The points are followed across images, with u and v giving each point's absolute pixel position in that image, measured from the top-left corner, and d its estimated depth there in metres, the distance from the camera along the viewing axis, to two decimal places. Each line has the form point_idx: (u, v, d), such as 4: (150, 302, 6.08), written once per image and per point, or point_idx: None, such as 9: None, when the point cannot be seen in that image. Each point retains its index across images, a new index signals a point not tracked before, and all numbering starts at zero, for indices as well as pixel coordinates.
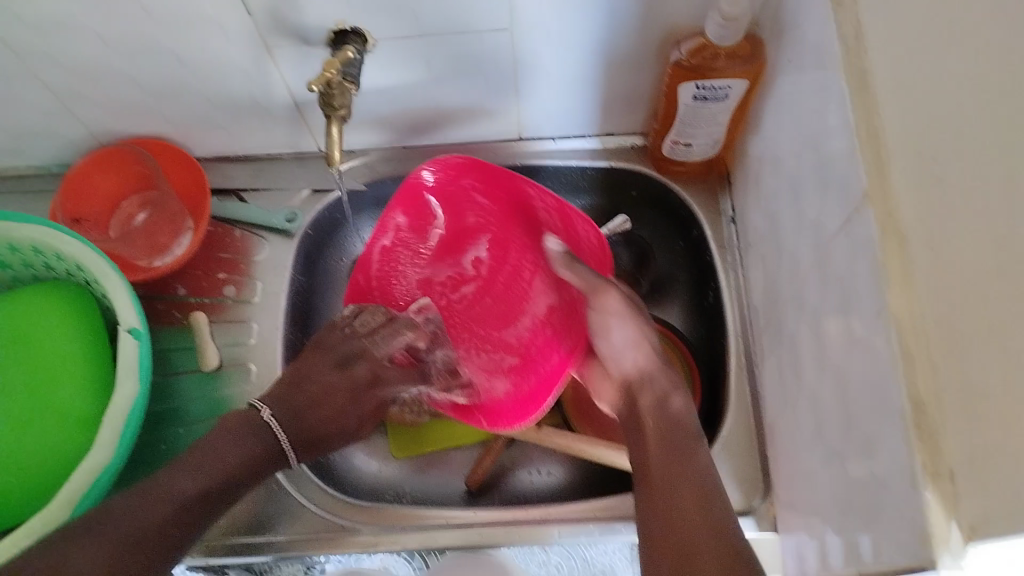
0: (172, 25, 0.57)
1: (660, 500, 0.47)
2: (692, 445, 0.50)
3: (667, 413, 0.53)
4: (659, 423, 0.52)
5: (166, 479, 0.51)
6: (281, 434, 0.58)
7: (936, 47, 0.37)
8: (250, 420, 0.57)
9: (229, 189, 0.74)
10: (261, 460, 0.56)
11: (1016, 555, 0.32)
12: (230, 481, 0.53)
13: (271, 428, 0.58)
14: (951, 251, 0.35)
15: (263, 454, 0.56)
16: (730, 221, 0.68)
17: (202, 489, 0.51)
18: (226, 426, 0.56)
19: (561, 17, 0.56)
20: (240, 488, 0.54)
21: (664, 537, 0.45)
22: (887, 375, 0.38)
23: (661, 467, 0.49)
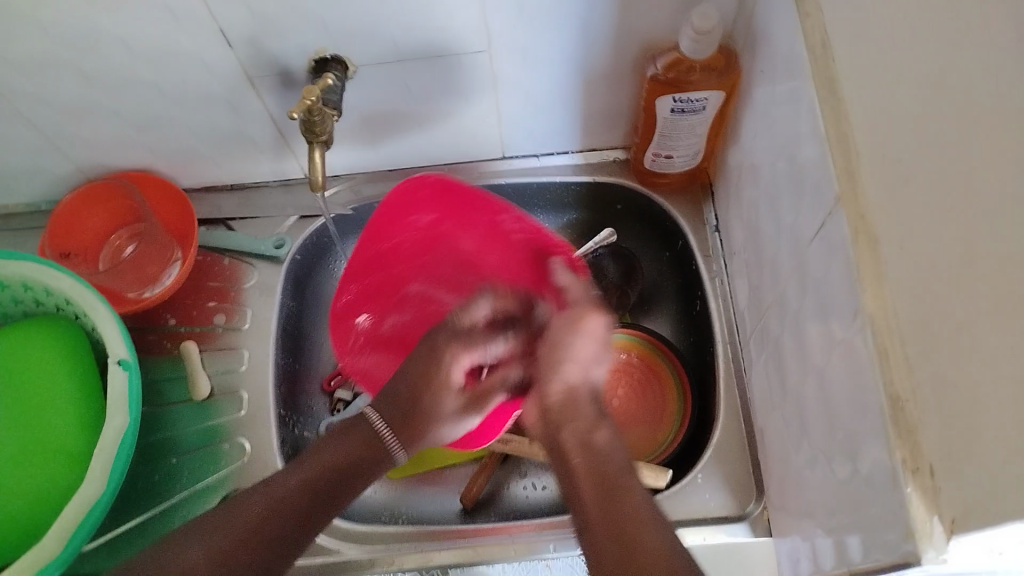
0: (151, 58, 0.58)
1: (600, 516, 0.47)
2: (625, 483, 0.49)
3: (593, 449, 0.52)
4: (588, 462, 0.51)
5: (249, 495, 0.48)
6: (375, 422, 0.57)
7: (888, 53, 0.39)
8: (346, 428, 0.56)
9: (216, 218, 0.75)
10: (363, 455, 0.54)
11: (999, 544, 0.32)
12: (328, 493, 0.50)
13: (369, 425, 0.56)
14: (918, 247, 0.35)
15: (363, 447, 0.55)
16: (714, 230, 0.69)
17: (301, 487, 0.49)
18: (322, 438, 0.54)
19: (536, 36, 0.58)
20: (339, 493, 0.51)
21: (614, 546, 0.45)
22: (865, 375, 0.39)
23: (598, 506, 0.48)
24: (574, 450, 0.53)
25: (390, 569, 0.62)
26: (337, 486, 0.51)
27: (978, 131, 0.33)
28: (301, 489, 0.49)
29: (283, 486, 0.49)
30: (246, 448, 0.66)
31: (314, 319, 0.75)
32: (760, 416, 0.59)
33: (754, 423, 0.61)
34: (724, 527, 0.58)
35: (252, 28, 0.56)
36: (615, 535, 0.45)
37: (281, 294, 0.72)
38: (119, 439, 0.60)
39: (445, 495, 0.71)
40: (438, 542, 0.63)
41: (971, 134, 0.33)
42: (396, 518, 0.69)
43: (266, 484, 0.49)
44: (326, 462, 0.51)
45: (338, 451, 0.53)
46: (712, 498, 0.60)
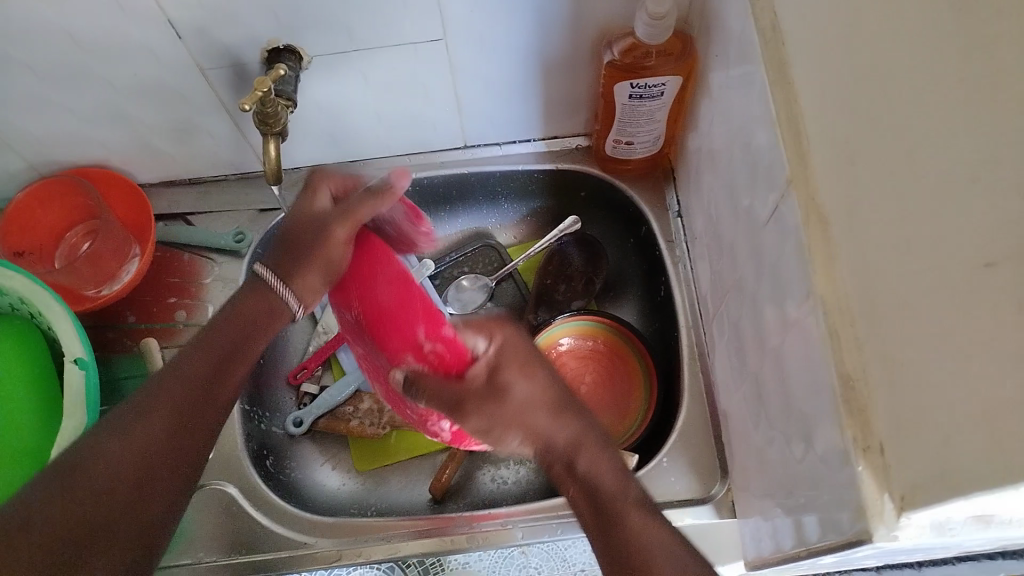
0: (98, 51, 0.57)
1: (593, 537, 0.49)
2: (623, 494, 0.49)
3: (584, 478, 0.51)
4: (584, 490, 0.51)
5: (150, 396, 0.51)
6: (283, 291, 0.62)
7: (828, 36, 0.39)
8: (259, 293, 0.62)
9: (175, 213, 0.74)
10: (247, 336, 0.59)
11: (948, 519, 0.32)
12: (228, 353, 0.57)
13: (275, 291, 0.62)
14: (867, 228, 0.36)
15: (264, 316, 0.61)
16: (675, 215, 0.70)
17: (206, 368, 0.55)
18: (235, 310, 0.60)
19: (492, 25, 0.58)
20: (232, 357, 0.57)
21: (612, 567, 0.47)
22: (818, 357, 0.39)
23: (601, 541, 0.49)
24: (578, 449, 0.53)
25: (357, 561, 0.61)
26: (222, 365, 0.56)
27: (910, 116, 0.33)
28: (198, 375, 0.54)
29: (184, 367, 0.54)
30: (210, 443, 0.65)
31: None
32: (723, 398, 0.60)
33: (718, 406, 0.61)
34: (690, 509, 0.59)
35: (202, 20, 0.55)
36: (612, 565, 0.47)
37: None
38: (77, 440, 0.59)
39: (413, 485, 0.71)
40: (405, 533, 0.62)
41: (903, 118, 0.34)
42: (365, 509, 0.69)
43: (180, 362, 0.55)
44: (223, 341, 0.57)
45: (228, 323, 0.58)
46: (678, 482, 0.61)
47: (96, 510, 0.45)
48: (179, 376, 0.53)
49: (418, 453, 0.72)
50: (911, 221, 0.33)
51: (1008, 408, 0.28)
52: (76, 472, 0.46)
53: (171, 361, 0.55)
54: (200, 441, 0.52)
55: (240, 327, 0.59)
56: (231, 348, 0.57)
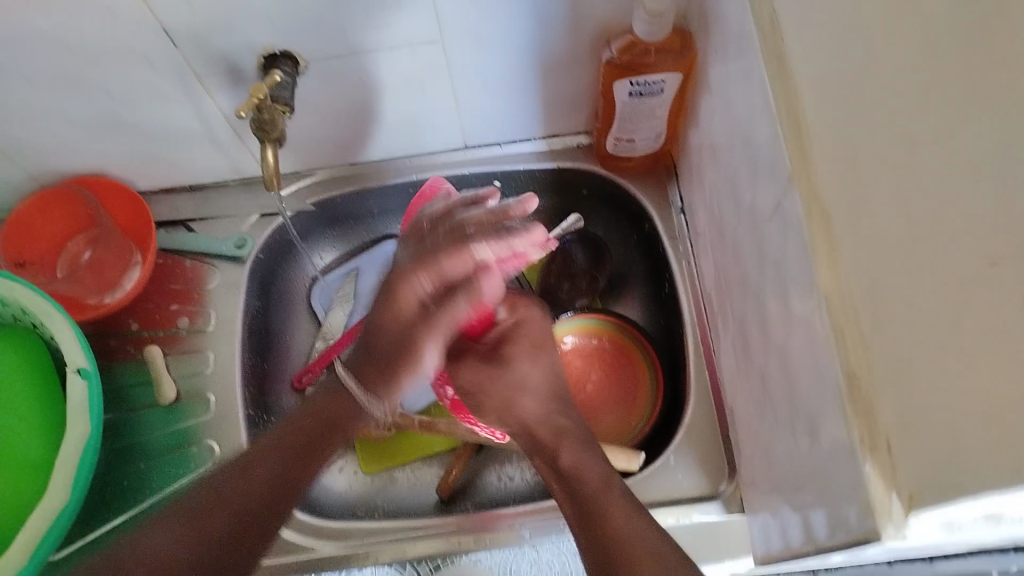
0: (94, 61, 0.57)
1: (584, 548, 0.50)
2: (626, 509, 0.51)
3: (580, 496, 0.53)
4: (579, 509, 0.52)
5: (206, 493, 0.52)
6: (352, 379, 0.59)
7: (828, 30, 0.39)
8: (334, 396, 0.59)
9: (175, 219, 0.74)
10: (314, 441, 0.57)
11: (956, 518, 0.32)
12: (299, 460, 0.55)
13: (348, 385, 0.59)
14: (871, 224, 0.35)
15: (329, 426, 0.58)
16: (678, 211, 0.69)
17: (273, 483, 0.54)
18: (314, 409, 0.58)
19: (489, 25, 0.57)
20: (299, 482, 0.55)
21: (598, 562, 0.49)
22: (823, 354, 0.39)
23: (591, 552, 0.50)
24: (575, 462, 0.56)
25: (365, 564, 0.61)
26: (286, 472, 0.54)
27: (914, 112, 0.33)
28: (275, 453, 0.55)
29: (260, 447, 0.55)
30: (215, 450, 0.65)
31: (280, 316, 0.74)
32: (728, 395, 0.59)
33: (724, 402, 0.61)
34: (698, 506, 0.58)
35: (198, 27, 0.55)
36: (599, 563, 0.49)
37: (246, 292, 0.71)
38: (81, 449, 0.59)
39: (421, 486, 0.70)
40: (413, 536, 0.62)
41: (907, 114, 0.33)
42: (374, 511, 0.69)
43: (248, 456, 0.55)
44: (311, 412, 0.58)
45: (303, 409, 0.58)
46: (685, 479, 0.61)
47: (201, 531, 0.50)
48: (257, 450, 0.55)
49: (425, 453, 0.71)
50: (917, 218, 0.33)
51: (1016, 407, 0.27)
52: (159, 520, 0.50)
53: (240, 455, 0.55)
54: (281, 498, 0.53)
55: (309, 412, 0.58)
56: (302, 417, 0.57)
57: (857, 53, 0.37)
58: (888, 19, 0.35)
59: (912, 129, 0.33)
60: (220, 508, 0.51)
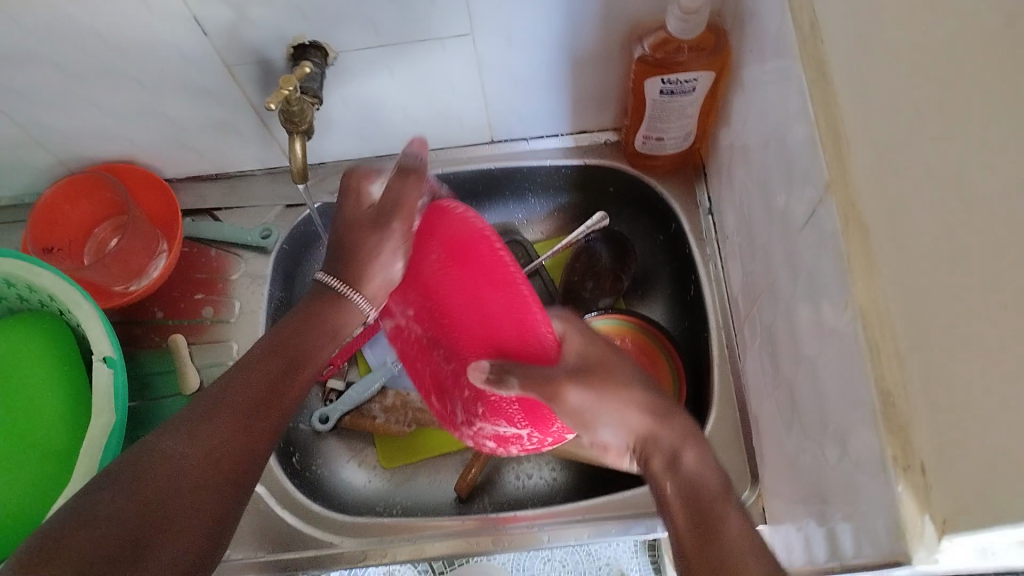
0: (124, 49, 0.57)
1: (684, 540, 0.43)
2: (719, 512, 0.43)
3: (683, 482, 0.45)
4: (682, 496, 0.44)
5: (152, 461, 0.42)
6: (354, 296, 0.53)
7: (869, 35, 0.38)
8: (328, 300, 0.53)
9: (202, 208, 0.74)
10: (285, 374, 0.49)
11: (990, 544, 0.31)
12: (247, 419, 0.45)
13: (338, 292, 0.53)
14: (909, 238, 0.34)
15: (283, 367, 0.49)
16: (707, 212, 0.68)
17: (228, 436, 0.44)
18: (301, 315, 0.52)
19: (521, 20, 0.56)
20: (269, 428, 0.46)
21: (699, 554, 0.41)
22: (856, 367, 0.38)
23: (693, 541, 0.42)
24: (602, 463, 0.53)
25: (382, 561, 0.61)
26: (256, 424, 0.46)
27: (956, 125, 0.32)
28: (243, 386, 0.47)
29: (256, 373, 0.47)
30: None
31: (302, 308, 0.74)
32: (754, 401, 0.58)
33: (749, 409, 0.60)
34: None
35: (228, 17, 0.54)
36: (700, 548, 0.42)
37: (270, 283, 0.71)
38: (105, 437, 0.59)
39: (439, 483, 0.70)
40: (433, 534, 0.62)
41: (949, 126, 0.32)
42: (391, 507, 0.69)
43: (221, 394, 0.46)
44: (280, 346, 0.50)
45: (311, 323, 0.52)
46: None
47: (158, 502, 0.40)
48: (259, 376, 0.47)
49: (443, 451, 0.71)
50: (956, 234, 0.32)
51: None
52: (170, 426, 0.44)
53: (206, 398, 0.46)
54: (291, 407, 0.48)
55: (316, 330, 0.51)
56: (304, 336, 0.51)
57: (898, 59, 0.36)
58: (933, 25, 0.34)
59: (954, 142, 0.32)
60: (248, 413, 0.46)
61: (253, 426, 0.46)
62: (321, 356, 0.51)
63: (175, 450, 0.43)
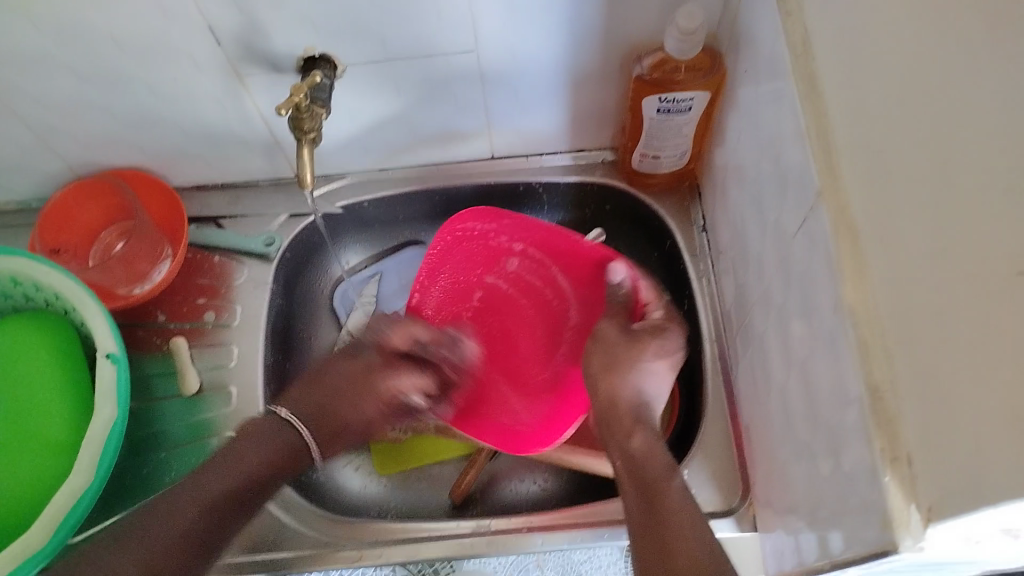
0: (138, 56, 0.59)
1: (640, 510, 0.49)
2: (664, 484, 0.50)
3: (632, 458, 0.53)
4: (629, 471, 0.53)
5: (85, 566, 0.45)
6: (305, 430, 0.60)
7: (861, 51, 0.40)
8: (275, 422, 0.59)
9: (206, 216, 0.75)
10: (290, 452, 0.58)
11: (976, 531, 0.32)
12: (241, 502, 0.53)
13: (294, 426, 0.60)
14: (895, 242, 0.36)
15: (289, 446, 0.58)
16: (701, 229, 0.70)
17: (227, 490, 0.53)
18: (253, 426, 0.58)
19: (525, 38, 0.59)
20: (276, 483, 0.57)
21: (648, 518, 0.48)
22: (846, 368, 0.39)
23: (644, 516, 0.48)
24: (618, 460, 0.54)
25: (377, 562, 0.61)
26: (239, 489, 0.53)
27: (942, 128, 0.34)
28: (221, 470, 0.54)
29: (210, 487, 0.52)
30: (234, 444, 0.66)
31: (300, 317, 0.75)
32: (746, 411, 0.60)
33: (740, 418, 0.62)
34: (712, 521, 0.59)
35: (241, 28, 0.56)
36: (647, 510, 0.49)
37: (272, 290, 0.72)
38: (107, 433, 0.60)
39: (431, 490, 0.71)
40: (425, 535, 0.62)
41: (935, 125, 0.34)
42: (385, 511, 0.69)
43: (175, 489, 0.51)
44: (239, 467, 0.54)
45: (256, 456, 0.56)
46: (699, 494, 0.61)
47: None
48: (203, 495, 0.52)
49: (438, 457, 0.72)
50: (942, 235, 0.33)
51: None
52: (113, 538, 0.47)
53: (154, 502, 0.50)
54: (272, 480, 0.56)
55: (241, 467, 0.54)
56: (235, 479, 0.54)
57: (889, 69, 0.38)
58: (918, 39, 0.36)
59: (943, 145, 0.34)
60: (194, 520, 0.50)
61: (198, 537, 0.50)
62: (274, 483, 0.56)
63: (115, 562, 0.46)
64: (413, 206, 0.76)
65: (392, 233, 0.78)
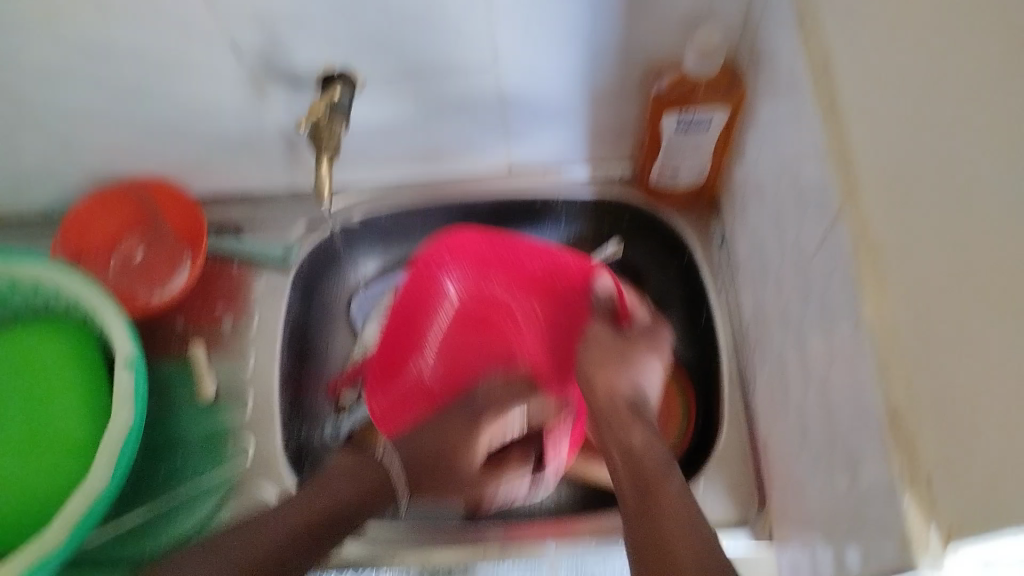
0: (161, 69, 0.59)
1: (639, 521, 0.49)
2: (662, 482, 0.50)
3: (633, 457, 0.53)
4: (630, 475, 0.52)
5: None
6: (393, 465, 0.63)
7: (882, 70, 0.40)
8: (361, 458, 0.62)
9: (226, 222, 0.76)
10: (377, 488, 0.61)
11: (996, 554, 0.32)
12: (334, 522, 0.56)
13: (382, 461, 0.63)
14: (916, 263, 0.36)
15: (376, 483, 0.61)
16: (719, 246, 0.70)
17: (316, 519, 0.55)
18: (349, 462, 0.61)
19: (545, 54, 0.59)
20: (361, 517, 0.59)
21: (649, 525, 0.48)
22: (864, 386, 0.39)
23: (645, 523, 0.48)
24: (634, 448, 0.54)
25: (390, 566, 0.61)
26: (329, 517, 0.56)
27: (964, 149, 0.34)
28: (316, 501, 0.56)
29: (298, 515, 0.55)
30: (250, 448, 0.66)
31: (316, 326, 0.76)
32: (763, 426, 0.60)
33: (757, 433, 0.61)
34: (726, 536, 0.58)
35: (263, 41, 0.57)
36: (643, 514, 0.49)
37: (289, 299, 0.73)
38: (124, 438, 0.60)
39: None
40: (439, 542, 0.62)
41: (957, 147, 0.34)
42: None
43: (268, 515, 0.54)
44: (331, 498, 0.57)
45: (343, 488, 0.58)
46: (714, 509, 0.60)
47: None
48: (290, 519, 0.54)
49: None
50: (964, 257, 0.33)
51: None
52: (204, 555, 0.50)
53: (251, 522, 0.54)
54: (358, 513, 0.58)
55: (331, 497, 0.57)
56: (322, 509, 0.56)
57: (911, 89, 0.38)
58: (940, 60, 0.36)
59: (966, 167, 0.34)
60: (278, 540, 0.53)
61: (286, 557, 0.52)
62: (351, 521, 0.57)
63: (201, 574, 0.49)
64: (431, 218, 0.77)
65: (409, 244, 0.79)
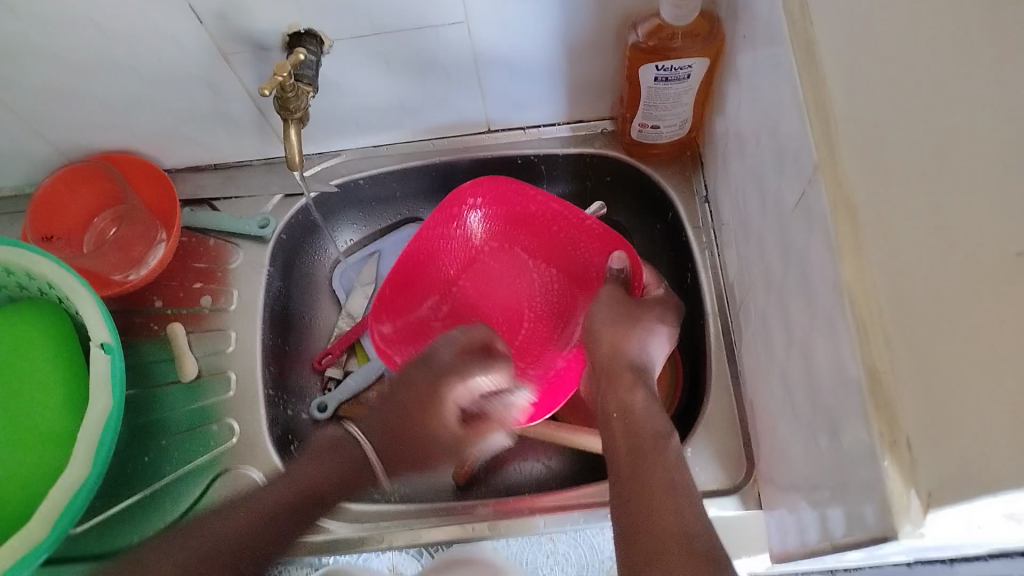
0: (120, 38, 0.57)
1: (627, 473, 0.48)
2: (657, 448, 0.49)
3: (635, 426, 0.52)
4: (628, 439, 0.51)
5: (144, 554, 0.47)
6: (369, 447, 0.59)
7: (858, 13, 0.38)
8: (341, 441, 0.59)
9: (201, 198, 0.74)
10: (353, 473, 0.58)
11: (976, 518, 0.31)
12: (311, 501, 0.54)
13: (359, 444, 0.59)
14: (895, 216, 0.34)
15: (353, 466, 0.58)
16: (703, 199, 0.68)
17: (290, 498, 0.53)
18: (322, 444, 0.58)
19: (515, 8, 0.57)
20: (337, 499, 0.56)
21: (637, 479, 0.47)
22: (844, 347, 0.38)
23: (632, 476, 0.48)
24: (614, 415, 0.54)
25: (379, 547, 0.61)
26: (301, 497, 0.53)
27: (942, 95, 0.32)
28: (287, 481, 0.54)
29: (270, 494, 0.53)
30: (235, 428, 0.66)
31: (298, 299, 0.74)
32: (750, 387, 0.59)
33: (744, 394, 0.60)
34: (715, 499, 0.58)
35: (222, 5, 0.54)
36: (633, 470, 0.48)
37: (269, 273, 0.71)
38: (103, 423, 0.60)
39: None
40: (427, 520, 0.62)
41: (935, 93, 0.32)
42: None
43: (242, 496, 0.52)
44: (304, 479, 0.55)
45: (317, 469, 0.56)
46: (702, 472, 0.60)
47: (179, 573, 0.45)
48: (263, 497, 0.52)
49: None
50: (943, 209, 0.31)
51: None
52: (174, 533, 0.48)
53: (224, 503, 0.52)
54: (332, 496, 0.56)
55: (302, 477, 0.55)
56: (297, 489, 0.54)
57: (887, 34, 0.36)
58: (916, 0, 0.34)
59: (945, 115, 0.32)
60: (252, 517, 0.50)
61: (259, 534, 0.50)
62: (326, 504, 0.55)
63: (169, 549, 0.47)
64: (410, 183, 0.75)
65: (388, 211, 0.77)
